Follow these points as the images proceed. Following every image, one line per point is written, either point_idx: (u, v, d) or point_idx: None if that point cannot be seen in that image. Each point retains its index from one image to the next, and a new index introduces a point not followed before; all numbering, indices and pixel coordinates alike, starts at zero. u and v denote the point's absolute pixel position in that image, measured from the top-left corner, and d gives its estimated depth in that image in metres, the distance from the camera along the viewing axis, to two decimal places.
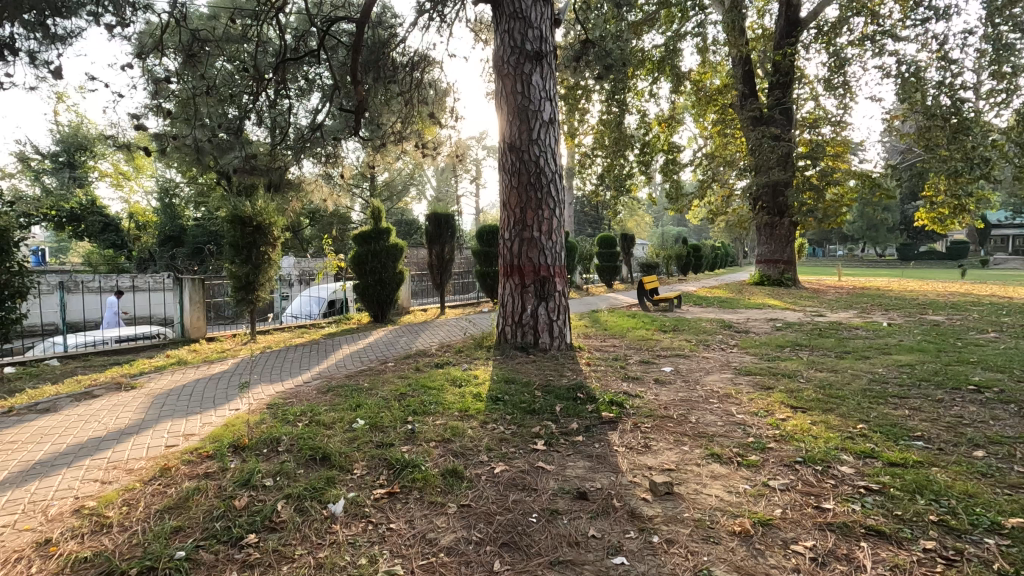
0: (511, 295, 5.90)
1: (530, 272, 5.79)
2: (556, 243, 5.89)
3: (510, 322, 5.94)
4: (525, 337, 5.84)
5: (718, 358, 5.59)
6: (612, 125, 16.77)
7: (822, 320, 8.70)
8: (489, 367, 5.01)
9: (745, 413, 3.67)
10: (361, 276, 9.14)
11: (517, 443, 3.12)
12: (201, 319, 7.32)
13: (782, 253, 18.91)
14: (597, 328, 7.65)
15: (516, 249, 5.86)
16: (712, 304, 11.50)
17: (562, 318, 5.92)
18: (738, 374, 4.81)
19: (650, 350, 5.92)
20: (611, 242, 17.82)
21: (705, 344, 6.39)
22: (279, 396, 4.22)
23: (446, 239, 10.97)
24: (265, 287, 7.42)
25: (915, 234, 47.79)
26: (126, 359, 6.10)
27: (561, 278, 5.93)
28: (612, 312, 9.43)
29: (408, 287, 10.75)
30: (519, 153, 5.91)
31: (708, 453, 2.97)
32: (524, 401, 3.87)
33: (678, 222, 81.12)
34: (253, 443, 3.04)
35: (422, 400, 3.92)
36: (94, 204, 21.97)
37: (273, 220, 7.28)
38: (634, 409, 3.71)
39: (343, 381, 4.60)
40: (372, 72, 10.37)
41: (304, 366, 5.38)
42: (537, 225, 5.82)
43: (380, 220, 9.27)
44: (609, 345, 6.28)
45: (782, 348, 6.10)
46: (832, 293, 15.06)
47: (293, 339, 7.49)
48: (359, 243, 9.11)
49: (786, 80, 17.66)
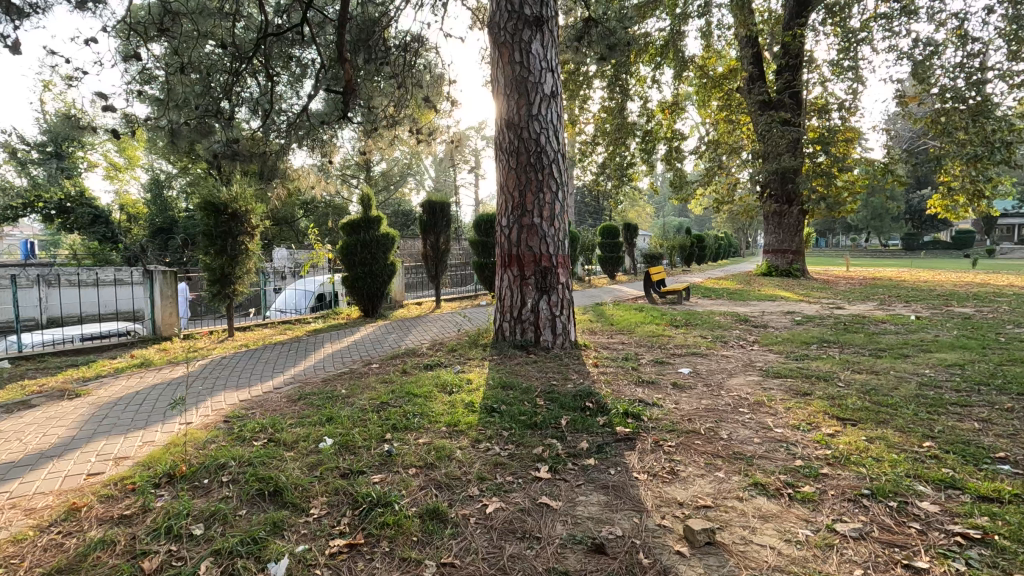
0: (509, 288, 5.34)
1: (531, 262, 5.23)
2: (558, 230, 5.32)
3: (509, 318, 5.38)
4: (525, 334, 5.28)
5: (739, 357, 5.04)
6: (615, 112, 16.16)
7: (842, 312, 8.17)
8: (484, 370, 4.45)
9: (784, 426, 3.13)
10: (349, 268, 8.58)
11: (515, 469, 2.56)
12: (174, 314, 6.77)
13: (791, 243, 18.24)
14: (602, 323, 7.09)
15: (515, 237, 5.29)
16: (722, 295, 10.95)
17: (566, 312, 5.35)
18: (766, 377, 4.26)
19: (663, 348, 5.35)
20: (613, 232, 17.22)
21: (722, 340, 5.84)
22: (241, 405, 3.66)
23: (442, 228, 10.36)
24: (243, 280, 6.82)
25: (919, 222, 47.24)
26: (84, 360, 5.53)
27: (564, 269, 5.36)
28: (617, 305, 8.89)
29: (401, 280, 10.21)
30: (518, 130, 5.32)
31: (751, 483, 2.41)
32: (523, 412, 3.31)
33: (680, 212, 80.52)
34: (193, 472, 2.49)
35: (405, 411, 3.36)
36: (82, 195, 21.33)
37: (251, 205, 6.67)
38: (652, 422, 3.16)
39: (319, 387, 4.05)
40: (363, 53, 9.71)
41: (278, 368, 4.82)
42: (537, 210, 5.25)
43: (370, 209, 8.72)
44: (617, 343, 5.73)
45: (808, 345, 5.55)
46: (845, 284, 14.52)
47: (275, 335, 6.95)
48: (347, 233, 8.54)
49: (796, 62, 17.01)
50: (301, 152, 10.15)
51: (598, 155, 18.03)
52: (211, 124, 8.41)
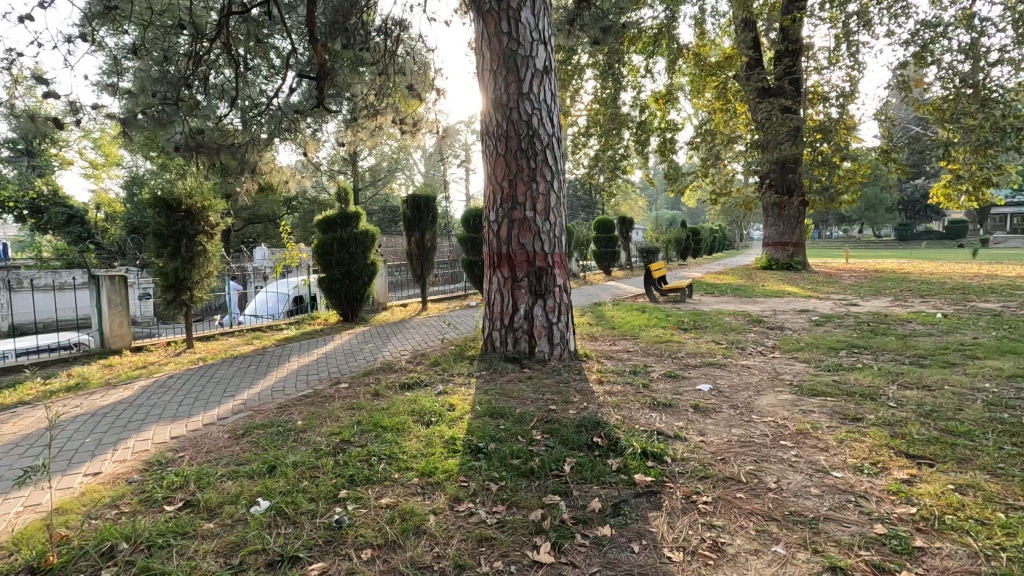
0: (499, 292, 4.68)
1: (524, 262, 4.56)
2: (554, 224, 4.67)
3: (500, 327, 4.70)
4: (519, 345, 4.61)
5: (763, 369, 4.40)
6: (608, 102, 15.53)
7: (860, 310, 7.56)
8: (471, 391, 3.78)
9: (843, 468, 2.50)
10: (326, 269, 7.87)
11: (506, 547, 1.90)
12: (124, 325, 6.06)
13: (791, 235, 17.75)
14: (602, 325, 6.46)
15: (506, 234, 4.63)
16: (726, 292, 10.34)
17: (565, 319, 4.70)
18: (802, 395, 3.63)
19: (675, 358, 4.72)
20: (608, 226, 16.61)
21: (739, 347, 5.21)
22: (169, 446, 2.97)
23: (427, 224, 9.67)
24: (201, 286, 6.10)
25: (912, 212, 47.02)
26: (12, 381, 4.82)
27: (561, 269, 4.70)
28: (617, 305, 8.25)
29: (384, 280, 9.51)
30: (507, 111, 4.65)
31: (825, 566, 1.78)
32: (516, 453, 2.65)
33: (672, 205, 80.23)
34: (64, 563, 1.82)
35: (371, 454, 2.69)
36: (56, 194, 20.58)
37: (210, 201, 5.96)
38: (677, 466, 2.51)
39: (272, 418, 3.37)
40: (340, 38, 8.98)
41: (230, 389, 4.12)
42: (531, 202, 4.59)
43: (348, 203, 8.01)
44: (621, 351, 5.08)
45: (837, 351, 4.93)
46: (849, 277, 14.02)
47: (239, 345, 6.23)
48: (322, 231, 7.83)
49: (796, 47, 16.41)
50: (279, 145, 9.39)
51: (591, 147, 17.39)
52: (172, 113, 7.61)
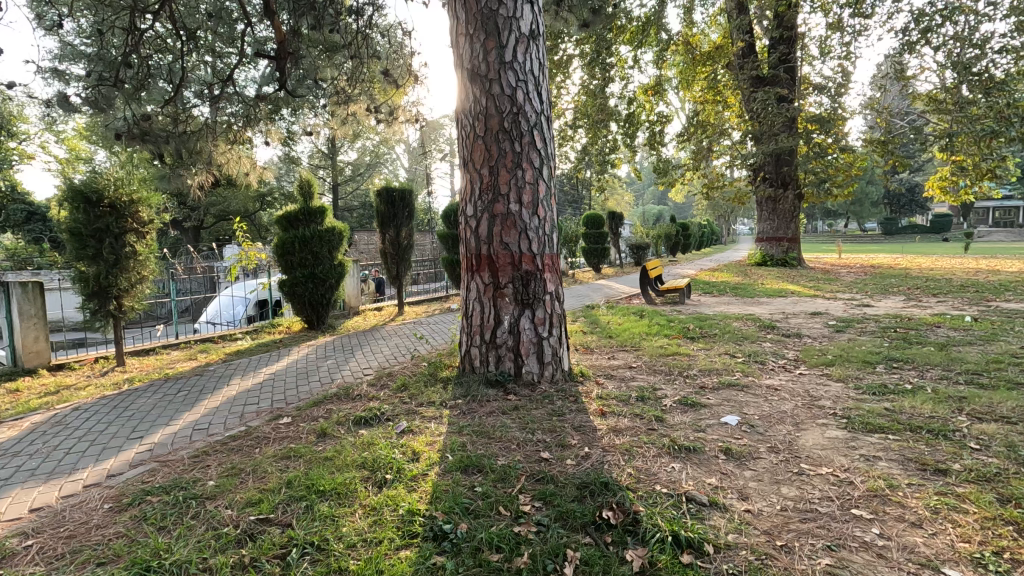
0: (478, 300, 3.89)
1: (507, 265, 3.79)
2: (543, 220, 3.91)
3: (479, 343, 3.90)
4: (503, 364, 3.82)
5: (794, 392, 3.69)
6: (597, 92, 14.80)
7: (878, 313, 6.88)
8: (442, 432, 3.01)
9: (956, 559, 1.77)
10: (287, 271, 7.02)
11: None
12: (42, 339, 5.18)
13: (786, 229, 17.21)
14: (598, 334, 5.73)
15: (487, 230, 3.85)
16: (726, 292, 9.63)
17: (557, 332, 3.93)
18: (854, 431, 2.91)
19: (688, 378, 4.00)
20: (598, 222, 15.89)
21: (758, 361, 4.50)
22: (20, 529, 2.16)
23: (403, 220, 8.85)
24: (133, 293, 5.24)
25: (898, 206, 47.02)
26: None
27: (551, 272, 3.93)
28: (611, 309, 7.52)
29: (357, 281, 8.69)
30: (486, 83, 3.87)
31: None
32: (496, 542, 1.89)
33: (659, 200, 80.02)
34: None
35: (293, 548, 1.90)
36: (15, 190, 19.44)
37: (139, 195, 5.10)
38: (724, 563, 1.77)
39: (179, 477, 2.56)
40: (306, 15, 8.11)
41: (143, 427, 3.30)
42: (515, 192, 3.82)
43: (311, 198, 7.19)
44: (622, 369, 4.33)
45: (874, 366, 4.22)
46: (849, 273, 13.46)
47: (179, 362, 5.39)
48: (282, 229, 7.01)
49: (791, 35, 15.77)
50: (255, 136, 8.48)
51: (578, 140, 16.63)
52: (110, 95, 6.77)
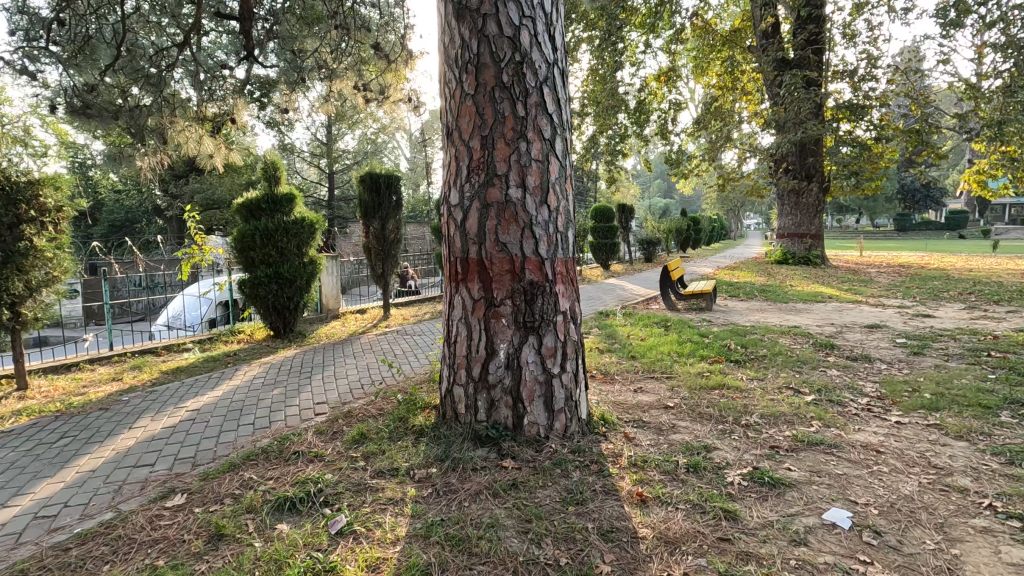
0: (465, 320, 2.82)
1: (505, 274, 2.73)
2: (555, 211, 2.83)
3: (464, 381, 2.83)
4: (497, 412, 2.75)
5: (906, 458, 2.63)
6: (608, 76, 13.63)
7: (952, 327, 5.74)
8: (398, 541, 1.95)
9: None
10: (247, 269, 5.94)
11: None
12: None
13: (809, 225, 16.01)
14: (618, 353, 4.67)
15: (477, 225, 2.77)
16: (756, 296, 8.52)
17: (573, 365, 2.85)
18: None
19: (751, 432, 2.93)
20: (607, 215, 14.81)
21: (835, 402, 3.43)
22: None
23: (389, 211, 7.76)
24: (37, 297, 4.20)
25: (913, 202, 45.48)
26: None
27: (565, 284, 2.85)
28: (630, 317, 6.45)
29: (336, 280, 7.62)
30: (477, 20, 2.78)
31: None
32: None
33: (665, 192, 78.44)
34: None
35: None
36: None
37: (36, 176, 4.03)
38: None
39: None
40: None
41: None
42: (517, 174, 2.75)
43: (278, 186, 6.13)
44: (656, 413, 3.25)
45: (997, 414, 3.13)
46: (883, 274, 12.31)
47: (99, 383, 4.36)
48: (244, 220, 5.96)
49: (818, 16, 14.55)
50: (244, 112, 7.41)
51: (586, 128, 15.48)
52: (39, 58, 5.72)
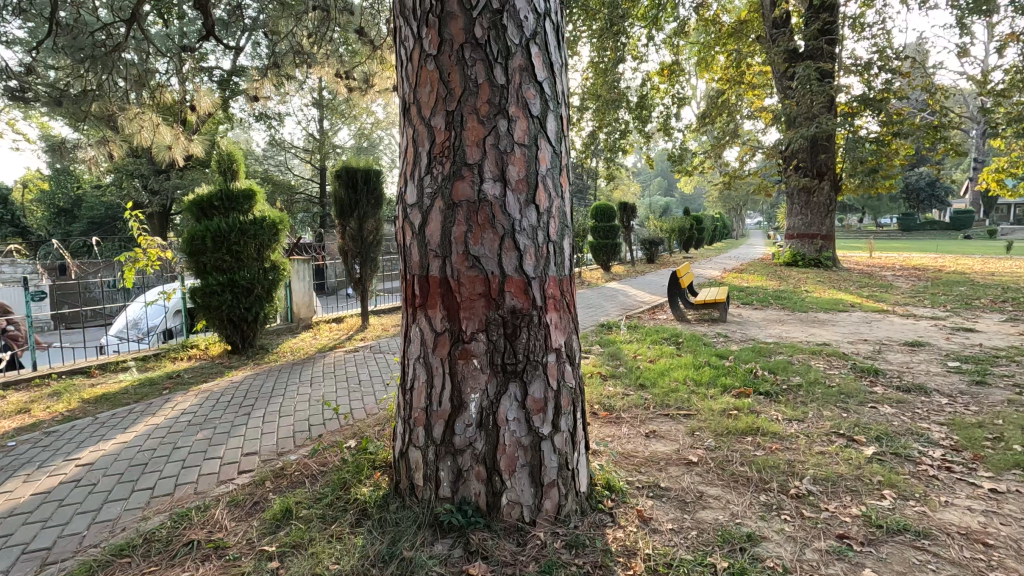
0: (424, 360, 2.09)
1: (476, 298, 2.00)
2: (544, 212, 2.09)
3: (422, 442, 2.10)
4: (465, 487, 2.02)
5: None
6: (608, 69, 12.86)
7: (1004, 345, 5.02)
8: None
9: None
10: (199, 276, 5.20)
11: None
12: None
13: (820, 225, 15.29)
14: (625, 380, 3.93)
15: (441, 231, 2.04)
16: (773, 303, 7.81)
17: (568, 421, 2.12)
18: None
19: (808, 510, 2.18)
20: (607, 214, 14.07)
21: (904, 456, 2.69)
22: None
23: (368, 209, 7.02)
24: None
25: (917, 202, 44.76)
26: None
27: (558, 312, 2.11)
28: (636, 330, 5.73)
29: (309, 284, 6.88)
30: None
31: None
32: None
33: (666, 191, 77.63)
34: None
35: None
36: None
37: None
38: None
39: None
40: None
41: None
42: (493, 161, 2.01)
43: (234, 181, 5.40)
44: (677, 473, 2.51)
45: None
46: (902, 277, 11.55)
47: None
48: (195, 220, 5.23)
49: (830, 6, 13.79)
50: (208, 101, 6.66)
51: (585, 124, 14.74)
52: None
